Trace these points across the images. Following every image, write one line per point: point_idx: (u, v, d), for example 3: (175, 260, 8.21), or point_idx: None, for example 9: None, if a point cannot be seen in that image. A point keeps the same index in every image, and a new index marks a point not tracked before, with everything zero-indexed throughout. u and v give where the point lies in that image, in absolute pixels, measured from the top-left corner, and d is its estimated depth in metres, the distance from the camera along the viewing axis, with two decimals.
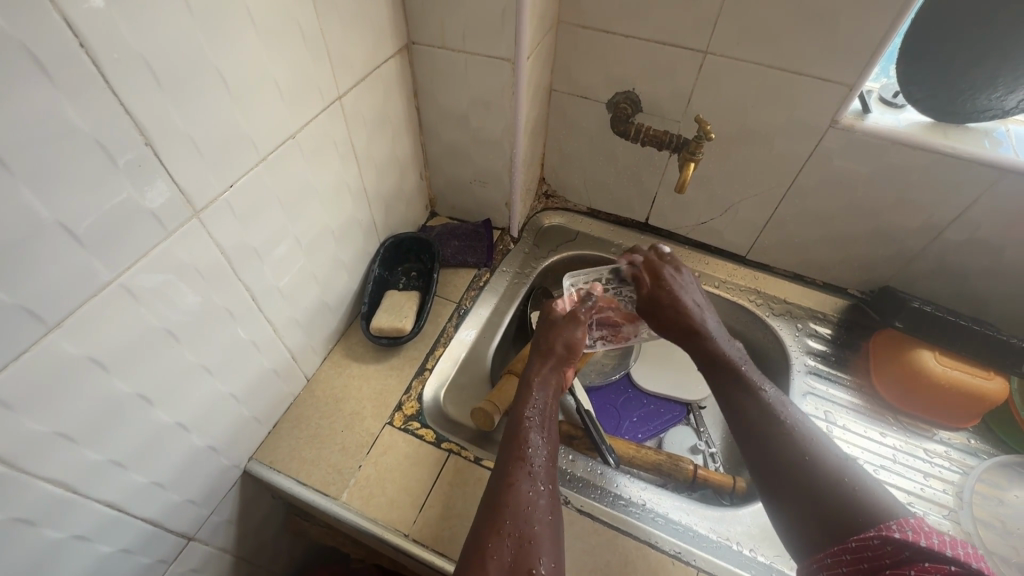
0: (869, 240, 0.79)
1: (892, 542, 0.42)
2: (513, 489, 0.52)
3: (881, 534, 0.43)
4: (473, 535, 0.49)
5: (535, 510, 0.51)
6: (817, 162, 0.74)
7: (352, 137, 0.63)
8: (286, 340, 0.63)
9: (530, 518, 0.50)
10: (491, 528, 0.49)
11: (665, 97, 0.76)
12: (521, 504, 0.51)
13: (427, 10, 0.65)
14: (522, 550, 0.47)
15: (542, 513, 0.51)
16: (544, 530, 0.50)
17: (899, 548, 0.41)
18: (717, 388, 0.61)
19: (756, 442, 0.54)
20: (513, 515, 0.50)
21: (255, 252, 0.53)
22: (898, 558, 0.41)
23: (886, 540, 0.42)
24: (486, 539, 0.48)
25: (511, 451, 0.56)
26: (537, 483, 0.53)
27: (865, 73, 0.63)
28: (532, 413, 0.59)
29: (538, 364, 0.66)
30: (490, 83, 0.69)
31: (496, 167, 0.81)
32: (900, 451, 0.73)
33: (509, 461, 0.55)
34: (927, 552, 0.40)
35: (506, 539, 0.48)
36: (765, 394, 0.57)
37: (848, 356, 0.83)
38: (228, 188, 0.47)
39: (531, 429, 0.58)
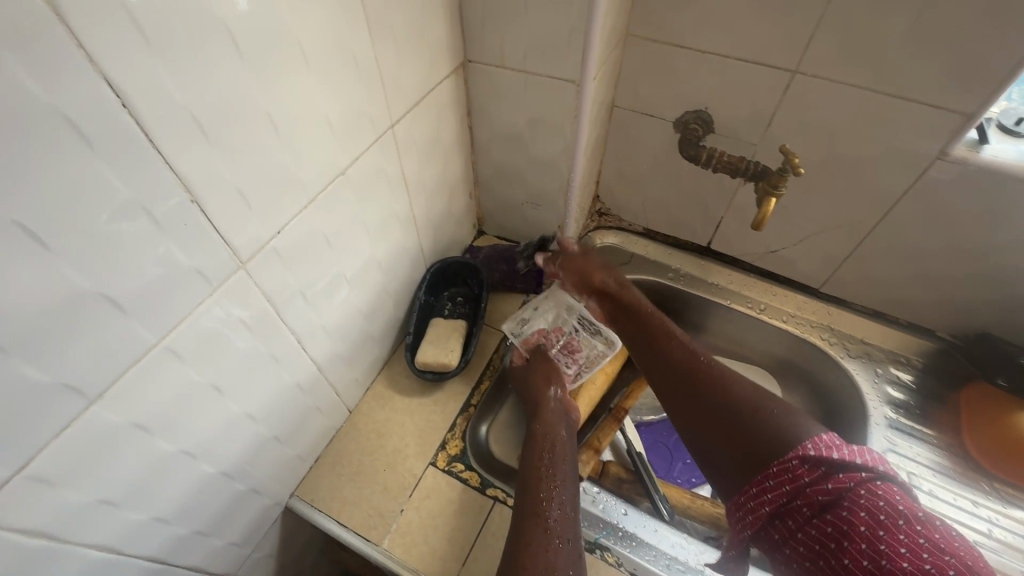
0: (971, 282, 0.70)
1: (809, 460, 0.45)
2: (531, 549, 0.48)
3: (797, 454, 0.45)
4: None
5: (559, 569, 0.46)
6: (917, 195, 0.65)
7: (403, 165, 0.60)
8: (330, 375, 0.61)
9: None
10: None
11: (743, 118, 0.68)
12: (541, 562, 0.47)
13: (486, 27, 0.59)
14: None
15: (566, 574, 0.46)
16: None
17: (815, 465, 0.45)
18: (641, 344, 0.65)
19: (678, 401, 0.57)
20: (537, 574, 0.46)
21: (301, 295, 0.50)
22: (817, 476, 0.44)
23: (802, 458, 0.45)
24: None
25: (528, 505, 0.53)
26: (557, 538, 0.49)
27: (992, 100, 0.54)
28: (546, 458, 0.58)
29: (545, 407, 0.65)
30: (550, 105, 0.64)
31: (551, 189, 0.75)
32: (996, 525, 0.66)
33: (524, 519, 0.51)
34: (838, 466, 0.44)
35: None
36: (677, 342, 0.61)
37: (932, 409, 0.74)
38: (276, 235, 0.44)
39: (545, 480, 0.55)
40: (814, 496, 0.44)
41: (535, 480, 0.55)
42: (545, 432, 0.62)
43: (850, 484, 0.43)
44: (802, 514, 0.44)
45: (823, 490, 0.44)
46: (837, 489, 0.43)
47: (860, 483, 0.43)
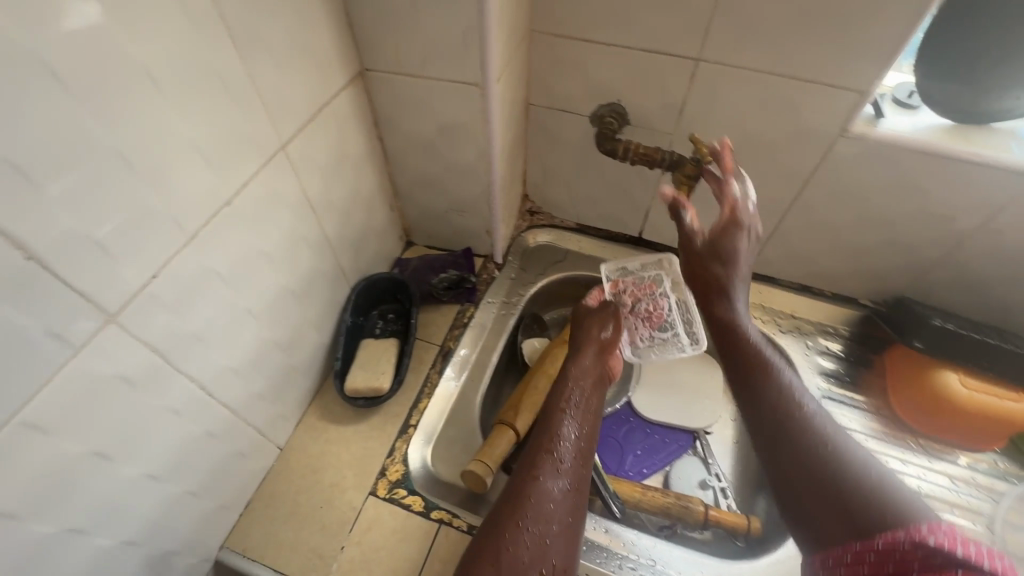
0: (883, 250, 0.73)
1: (921, 548, 0.32)
2: (536, 484, 0.51)
3: (908, 536, 0.33)
4: (489, 523, 0.50)
5: (556, 510, 0.50)
6: (825, 172, 0.67)
7: (304, 186, 0.56)
8: (248, 417, 0.57)
9: (545, 511, 0.50)
10: (508, 521, 0.49)
11: (655, 108, 0.68)
12: (541, 499, 0.50)
13: (378, 33, 0.56)
14: (540, 548, 0.48)
15: (561, 512, 0.50)
16: (559, 531, 0.49)
17: (927, 554, 0.31)
18: (733, 368, 0.52)
19: (769, 429, 0.46)
20: (535, 509, 0.50)
21: (197, 338, 0.46)
22: (927, 566, 0.31)
23: (917, 545, 0.32)
24: (503, 531, 0.48)
25: (539, 445, 0.56)
26: (562, 480, 0.53)
27: (882, 76, 0.56)
28: (567, 405, 0.60)
29: (583, 353, 0.67)
30: (458, 109, 0.62)
31: (473, 195, 0.73)
32: (925, 480, 0.69)
33: (538, 453, 0.55)
34: (961, 564, 0.30)
35: (524, 533, 0.48)
36: (783, 377, 0.49)
37: (860, 374, 0.77)
38: (154, 278, 0.40)
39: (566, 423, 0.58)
40: None
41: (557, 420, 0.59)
42: (577, 377, 0.64)
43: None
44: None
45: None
46: None
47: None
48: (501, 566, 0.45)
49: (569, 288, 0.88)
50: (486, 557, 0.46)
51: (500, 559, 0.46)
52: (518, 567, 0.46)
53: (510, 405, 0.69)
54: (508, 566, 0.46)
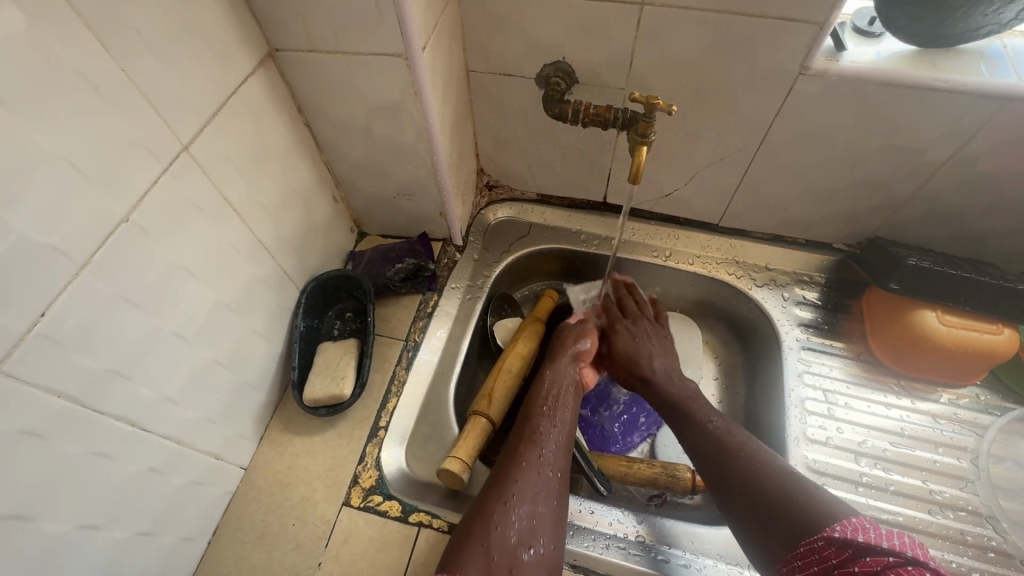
0: (854, 192, 0.70)
1: (834, 542, 0.43)
2: (520, 468, 0.54)
3: (823, 535, 0.44)
4: (476, 507, 0.51)
5: (542, 491, 0.52)
6: (788, 116, 0.63)
7: (222, 190, 0.51)
8: (200, 445, 0.53)
9: (531, 494, 0.52)
10: (497, 499, 0.51)
11: (603, 63, 0.63)
12: (527, 482, 0.52)
13: (280, 8, 0.50)
14: (529, 527, 0.50)
15: (550, 497, 0.53)
16: (548, 513, 0.51)
17: (841, 547, 0.43)
18: (680, 430, 0.61)
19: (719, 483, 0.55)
20: (522, 493, 0.52)
21: (114, 374, 0.42)
22: (844, 557, 0.42)
23: (828, 540, 0.44)
24: (491, 510, 0.50)
25: (522, 435, 0.58)
26: (547, 465, 0.55)
27: (839, 5, 0.51)
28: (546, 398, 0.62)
29: (557, 356, 0.67)
30: (386, 87, 0.56)
31: (420, 178, 0.68)
32: (908, 422, 0.68)
33: (519, 445, 0.56)
34: (867, 548, 0.42)
35: (514, 515, 0.50)
36: (710, 426, 0.59)
37: (839, 321, 0.75)
38: (40, 318, 0.36)
39: (546, 416, 0.60)
40: None
41: (539, 416, 0.60)
42: (553, 375, 0.64)
43: (875, 567, 0.40)
44: None
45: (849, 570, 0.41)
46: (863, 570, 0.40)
47: (887, 565, 0.40)
48: (494, 546, 0.47)
49: (536, 262, 0.84)
50: (478, 536, 0.48)
51: (490, 537, 0.48)
52: (510, 544, 0.48)
53: (484, 394, 0.65)
54: (500, 546, 0.48)
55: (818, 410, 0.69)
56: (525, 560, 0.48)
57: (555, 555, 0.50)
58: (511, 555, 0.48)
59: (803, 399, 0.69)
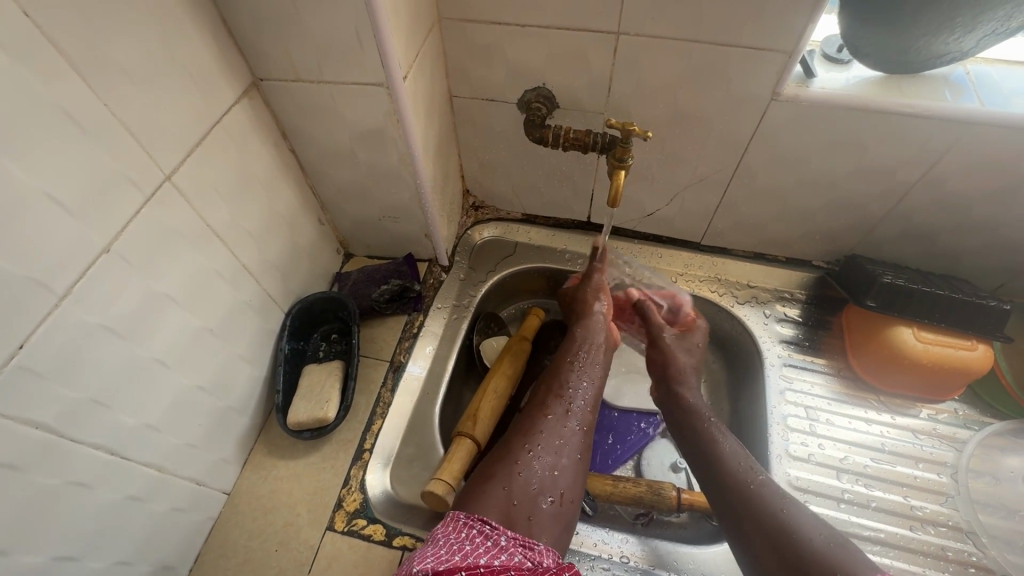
0: (829, 211, 0.71)
1: None
2: (548, 422, 0.57)
3: None
4: (504, 451, 0.55)
5: (566, 444, 0.56)
6: (762, 139, 0.64)
7: (205, 217, 0.51)
8: (182, 471, 0.53)
9: (557, 449, 0.55)
10: (524, 447, 0.54)
11: (582, 89, 0.65)
12: (552, 435, 0.56)
13: (264, 39, 0.51)
14: (550, 477, 0.53)
15: (571, 449, 0.56)
16: (569, 467, 0.55)
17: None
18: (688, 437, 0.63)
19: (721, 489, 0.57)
20: (547, 445, 0.55)
21: (94, 403, 0.42)
22: None
23: None
24: (517, 458, 0.54)
25: (552, 389, 0.60)
26: (573, 421, 0.58)
27: (806, 35, 0.53)
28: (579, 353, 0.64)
29: (591, 312, 0.69)
30: (369, 115, 0.57)
31: (404, 200, 0.69)
32: (888, 437, 0.69)
33: (550, 399, 0.60)
34: None
35: (538, 463, 0.53)
36: (721, 445, 0.60)
37: (820, 337, 0.77)
38: (18, 350, 0.36)
39: (575, 372, 0.62)
40: None
41: (568, 372, 0.62)
42: (585, 332, 0.66)
43: None
44: None
45: None
46: None
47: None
48: (514, 489, 0.51)
49: (522, 282, 0.84)
50: (502, 477, 0.52)
51: (513, 481, 0.51)
52: (530, 489, 0.51)
53: (469, 414, 0.65)
54: (521, 490, 0.51)
55: (800, 426, 0.69)
56: (543, 509, 0.50)
57: (569, 507, 0.53)
58: (531, 499, 0.51)
59: (786, 416, 0.70)
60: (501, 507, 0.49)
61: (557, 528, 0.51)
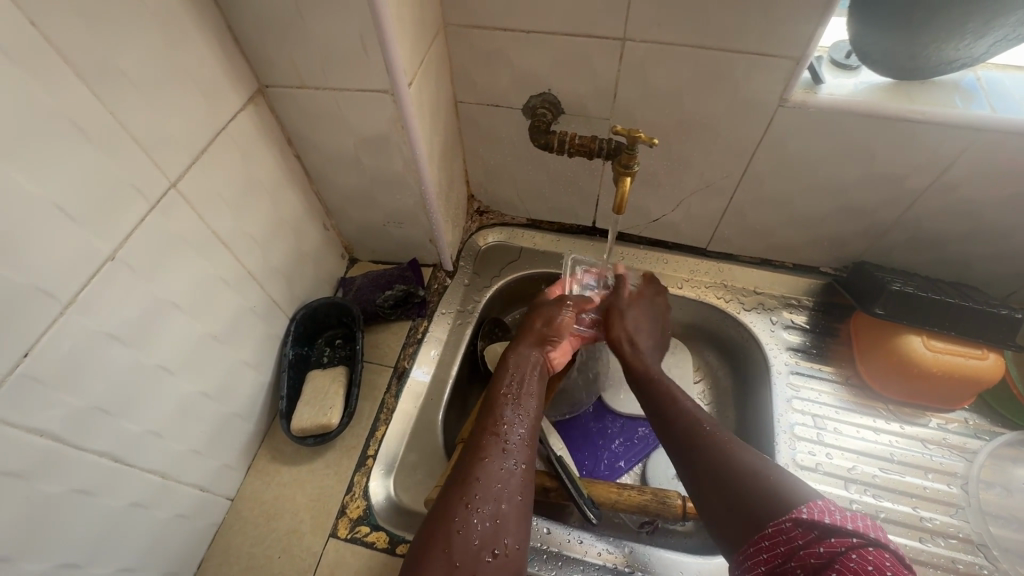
0: (837, 217, 0.71)
1: (801, 523, 0.41)
2: (483, 465, 0.50)
3: (789, 517, 0.42)
4: (438, 504, 0.48)
5: (505, 488, 0.49)
6: (769, 145, 0.64)
7: (210, 222, 0.51)
8: (185, 477, 0.53)
9: (495, 493, 0.48)
10: (459, 501, 0.47)
11: (588, 95, 0.64)
12: (491, 481, 0.49)
13: (269, 46, 0.51)
14: (493, 527, 0.47)
15: (513, 492, 0.49)
16: (513, 511, 0.48)
17: (808, 528, 0.40)
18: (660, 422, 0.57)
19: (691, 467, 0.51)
20: (484, 491, 0.48)
21: (98, 411, 0.42)
22: (810, 538, 0.40)
23: (796, 520, 0.41)
24: (453, 511, 0.47)
25: (485, 426, 0.54)
26: (511, 460, 0.51)
27: (814, 41, 0.53)
28: (509, 387, 0.58)
29: (524, 344, 0.64)
30: (373, 121, 0.57)
31: (409, 206, 0.69)
32: (897, 447, 0.68)
33: (483, 437, 0.53)
34: (831, 529, 0.39)
35: (476, 515, 0.47)
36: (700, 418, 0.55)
37: (827, 344, 0.76)
38: (23, 358, 0.36)
39: (508, 408, 0.56)
40: (808, 558, 0.39)
41: (502, 410, 0.56)
42: (516, 365, 0.61)
43: (842, 548, 0.38)
44: None
45: (814, 552, 0.39)
46: (828, 552, 0.38)
47: (851, 547, 0.38)
48: (454, 548, 0.44)
49: (527, 287, 0.84)
50: (438, 541, 0.45)
51: (452, 541, 0.45)
52: (471, 546, 0.45)
53: (473, 421, 0.64)
54: (461, 549, 0.45)
55: (808, 435, 0.69)
56: (488, 564, 0.44)
57: (518, 555, 0.46)
58: (473, 558, 0.44)
59: (793, 425, 0.69)
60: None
61: None
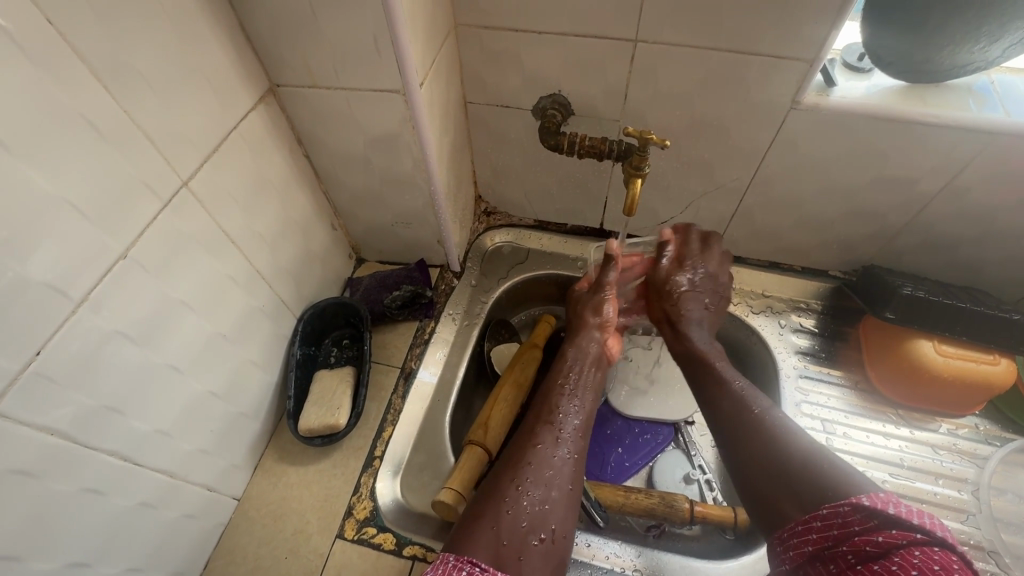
0: (847, 221, 0.70)
1: (860, 510, 0.39)
2: (537, 451, 0.52)
3: (849, 502, 0.40)
4: (488, 486, 0.49)
5: (557, 475, 0.50)
6: (781, 147, 0.64)
7: (220, 221, 0.51)
8: (193, 476, 0.53)
9: (546, 478, 0.50)
10: (509, 484, 0.49)
11: (598, 96, 0.64)
12: (542, 465, 0.51)
13: (281, 45, 0.51)
14: (541, 511, 0.47)
15: (563, 480, 0.50)
16: (561, 499, 0.49)
17: (868, 516, 0.38)
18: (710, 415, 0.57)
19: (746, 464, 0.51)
20: (536, 476, 0.50)
21: (108, 409, 0.42)
22: (868, 524, 0.38)
23: (854, 507, 0.39)
24: (501, 495, 0.48)
25: (540, 416, 0.56)
26: (564, 449, 0.53)
27: (828, 43, 0.52)
28: (565, 381, 0.60)
29: (581, 333, 0.66)
30: (384, 121, 0.57)
31: (418, 207, 0.69)
32: (907, 452, 0.68)
33: (537, 426, 0.55)
34: (894, 520, 0.37)
35: (527, 497, 0.48)
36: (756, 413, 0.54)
37: (836, 348, 0.75)
38: (35, 357, 0.36)
39: (563, 400, 0.58)
40: (861, 544, 0.37)
41: (553, 401, 0.58)
42: (576, 354, 0.64)
43: (902, 542, 0.36)
44: (846, 561, 0.38)
45: (870, 540, 0.37)
46: (885, 543, 0.36)
47: (914, 543, 0.35)
48: (502, 527, 0.45)
49: (534, 289, 0.84)
50: (485, 521, 0.45)
51: (501, 520, 0.46)
52: (519, 527, 0.46)
53: (480, 422, 0.64)
54: (509, 527, 0.45)
55: (817, 439, 0.68)
56: (534, 546, 0.45)
57: (564, 544, 0.47)
58: (520, 539, 0.45)
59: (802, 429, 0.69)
60: (488, 550, 0.43)
61: (549, 567, 0.45)
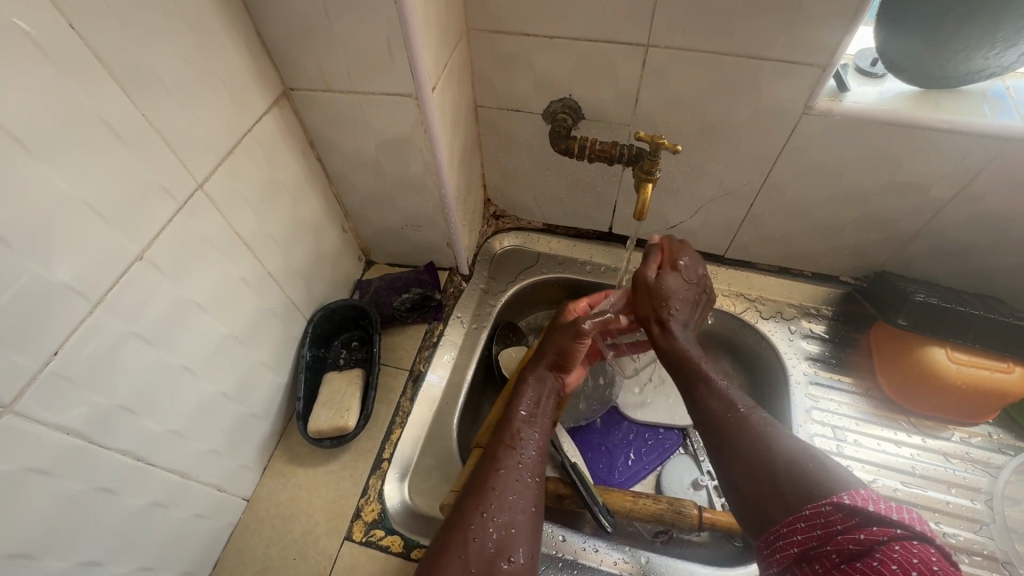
0: (859, 226, 0.70)
1: (842, 508, 0.39)
2: (498, 476, 0.50)
3: (830, 500, 0.40)
4: (452, 512, 0.48)
5: (520, 499, 0.49)
6: (792, 152, 0.63)
7: (233, 223, 0.52)
8: (203, 477, 0.53)
9: (506, 504, 0.48)
10: (473, 508, 0.48)
11: (609, 101, 0.64)
12: (506, 490, 0.49)
13: (295, 49, 0.52)
14: (507, 535, 0.46)
15: (529, 504, 0.49)
16: (526, 522, 0.48)
17: (849, 514, 0.39)
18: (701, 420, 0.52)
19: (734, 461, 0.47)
20: (500, 501, 0.48)
21: (122, 409, 0.42)
22: (850, 523, 0.39)
23: (836, 505, 0.40)
24: (468, 519, 0.47)
25: (500, 438, 0.54)
26: (525, 473, 0.51)
27: (841, 50, 0.52)
28: (524, 407, 0.57)
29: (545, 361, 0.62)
30: (396, 125, 0.57)
31: (428, 210, 0.69)
32: (919, 460, 0.67)
33: (498, 449, 0.53)
34: (875, 517, 0.38)
35: (492, 523, 0.47)
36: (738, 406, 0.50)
37: (846, 354, 0.75)
38: (53, 356, 0.36)
39: (524, 423, 0.56)
40: (845, 544, 0.38)
41: (513, 424, 0.56)
42: (535, 387, 0.59)
43: (883, 538, 0.37)
44: (830, 561, 0.38)
45: (853, 538, 0.38)
46: (869, 541, 0.37)
47: (894, 538, 0.37)
48: (470, 556, 0.45)
49: (542, 292, 0.84)
50: (454, 547, 0.45)
51: (468, 548, 0.45)
52: (485, 552, 0.45)
53: (487, 426, 0.64)
54: (476, 556, 0.45)
55: (828, 447, 0.68)
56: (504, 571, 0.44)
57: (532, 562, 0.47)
58: (488, 564, 0.45)
59: (813, 436, 0.68)
60: None
61: None
